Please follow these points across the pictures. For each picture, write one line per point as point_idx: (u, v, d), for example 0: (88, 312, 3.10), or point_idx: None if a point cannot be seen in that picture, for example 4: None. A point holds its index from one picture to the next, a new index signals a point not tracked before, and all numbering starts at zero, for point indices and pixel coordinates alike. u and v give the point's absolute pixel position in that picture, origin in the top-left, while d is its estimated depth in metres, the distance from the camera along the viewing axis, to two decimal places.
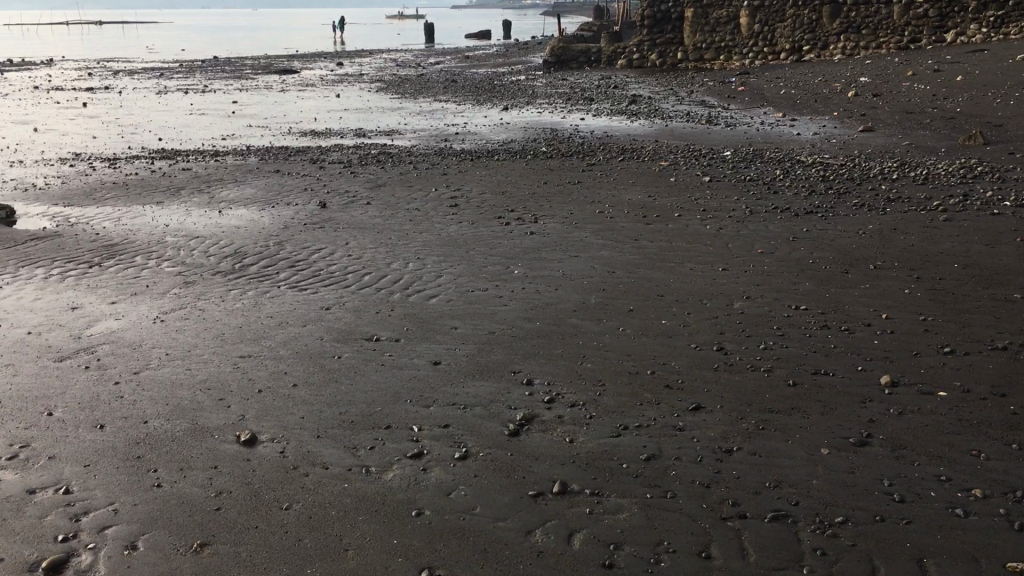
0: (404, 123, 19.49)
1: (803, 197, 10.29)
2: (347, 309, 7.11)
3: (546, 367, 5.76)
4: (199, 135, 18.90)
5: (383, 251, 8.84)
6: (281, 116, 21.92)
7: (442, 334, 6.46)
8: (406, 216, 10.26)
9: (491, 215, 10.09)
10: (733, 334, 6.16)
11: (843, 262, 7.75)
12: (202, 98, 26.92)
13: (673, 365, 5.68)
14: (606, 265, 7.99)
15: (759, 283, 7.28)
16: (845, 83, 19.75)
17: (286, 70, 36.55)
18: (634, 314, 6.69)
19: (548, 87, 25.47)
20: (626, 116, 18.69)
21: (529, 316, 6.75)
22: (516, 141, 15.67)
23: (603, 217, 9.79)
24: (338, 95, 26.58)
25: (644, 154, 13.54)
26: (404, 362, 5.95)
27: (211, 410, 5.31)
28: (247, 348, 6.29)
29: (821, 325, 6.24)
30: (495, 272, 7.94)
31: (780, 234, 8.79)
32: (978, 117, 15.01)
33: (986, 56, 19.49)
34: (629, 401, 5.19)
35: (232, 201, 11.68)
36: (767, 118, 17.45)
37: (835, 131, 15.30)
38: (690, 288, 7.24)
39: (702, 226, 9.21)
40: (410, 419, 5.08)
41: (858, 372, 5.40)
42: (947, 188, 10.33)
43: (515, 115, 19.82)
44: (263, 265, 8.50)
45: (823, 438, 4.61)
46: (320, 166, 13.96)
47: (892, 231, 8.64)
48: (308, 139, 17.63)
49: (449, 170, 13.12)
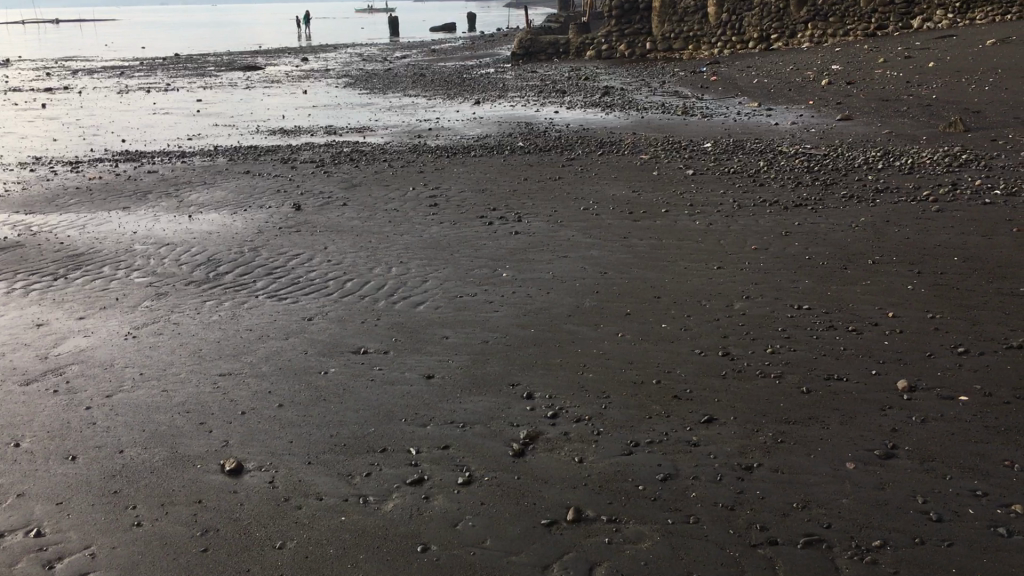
0: (375, 119, 19.10)
1: (790, 189, 10.09)
2: (330, 319, 6.77)
3: (546, 378, 5.47)
4: (164, 135, 18.37)
5: (363, 255, 8.50)
6: (248, 114, 21.43)
7: (433, 344, 6.15)
8: (385, 217, 9.92)
9: (473, 215, 9.78)
10: (738, 338, 5.91)
11: (840, 257, 7.53)
12: (164, 96, 26.28)
13: (679, 373, 5.41)
14: (597, 266, 7.73)
15: (757, 282, 7.04)
16: (819, 71, 19.59)
17: (250, 66, 35.87)
18: (632, 318, 6.42)
19: (519, 79, 25.15)
20: (600, 108, 18.41)
21: (522, 323, 6.45)
22: (491, 136, 15.35)
23: (589, 214, 9.51)
24: (305, 92, 26.06)
25: (623, 147, 13.29)
26: (396, 376, 5.63)
27: (191, 436, 4.96)
28: (228, 365, 5.95)
29: (827, 326, 6.01)
30: (483, 275, 7.64)
31: (773, 228, 8.58)
32: (954, 103, 14.92)
33: (956, 41, 19.46)
34: (638, 414, 4.92)
35: (202, 205, 11.27)
36: (743, 107, 17.28)
37: (813, 120, 15.14)
38: (686, 289, 6.98)
39: (692, 222, 8.97)
40: (407, 441, 4.77)
41: (873, 377, 5.18)
42: (935, 177, 10.17)
43: (488, 109, 19.47)
44: (239, 273, 8.13)
45: (847, 451, 4.36)
46: (292, 166, 13.57)
47: (886, 224, 8.45)
48: (277, 137, 17.19)
49: (425, 167, 12.78)
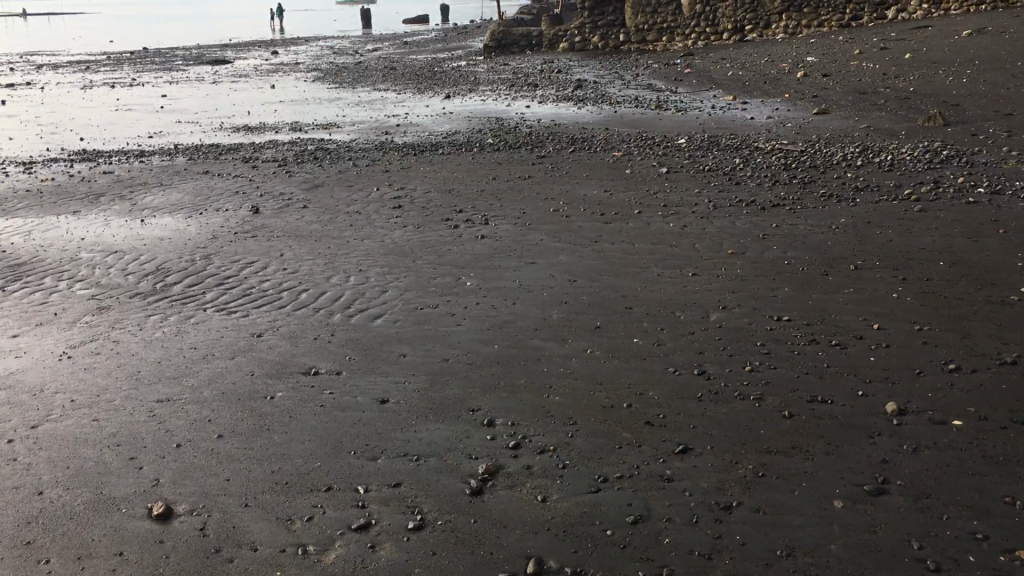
0: (342, 115, 18.59)
1: (767, 188, 9.76)
2: (281, 335, 6.34)
3: (509, 402, 5.07)
4: (123, 133, 17.78)
5: (321, 262, 8.07)
6: (212, 110, 20.84)
7: (389, 363, 5.73)
8: (346, 221, 9.49)
9: (439, 217, 9.36)
10: (713, 354, 5.55)
11: (820, 262, 7.19)
12: (127, 92, 25.60)
13: (652, 395, 5.04)
14: (567, 273, 7.34)
15: (734, 290, 6.68)
16: (794, 63, 19.29)
17: (218, 59, 35.15)
18: (601, 332, 6.04)
19: (491, 73, 24.68)
20: (573, 102, 18.00)
21: (485, 338, 6.05)
22: (461, 132, 14.92)
23: (559, 217, 9.12)
24: (273, 87, 25.48)
25: (596, 144, 12.92)
26: (347, 401, 5.21)
27: (118, 475, 4.52)
28: (167, 390, 5.50)
29: (809, 340, 5.66)
30: (446, 285, 7.23)
31: (750, 230, 8.22)
32: (932, 96, 14.66)
33: (932, 31, 19.24)
34: (607, 444, 4.54)
35: (156, 208, 10.77)
36: (718, 101, 16.95)
37: (790, 114, 14.83)
38: (659, 298, 6.61)
39: (665, 224, 8.60)
40: (355, 478, 4.36)
41: (860, 399, 4.83)
42: (915, 174, 9.87)
43: (458, 104, 19.01)
44: (188, 283, 7.67)
45: (835, 488, 4.01)
46: (253, 166, 13.06)
47: (866, 225, 8.12)
48: (241, 134, 16.65)
49: (390, 166, 12.34)
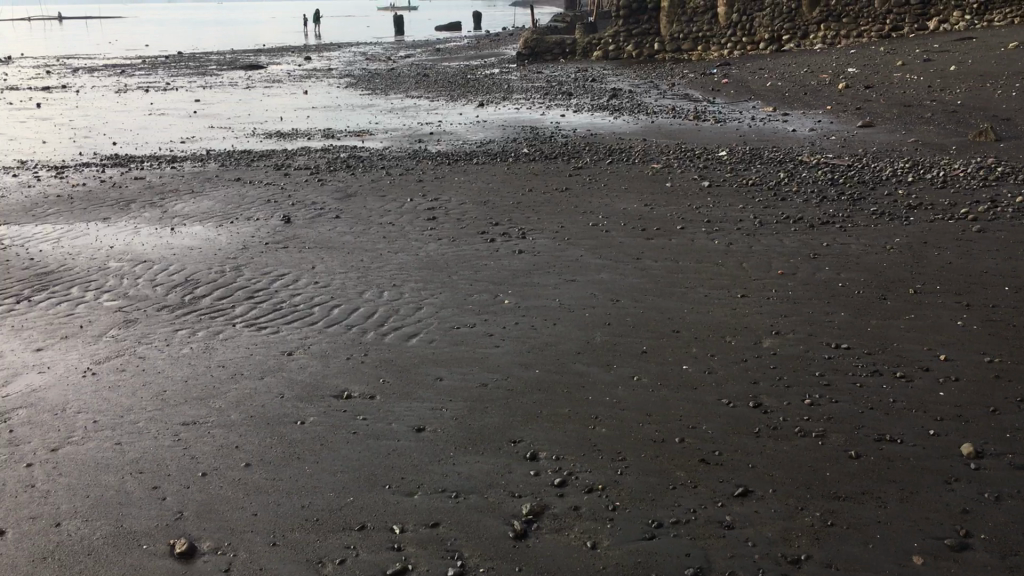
0: (374, 122, 18.41)
1: (815, 204, 9.39)
2: (312, 354, 6.09)
3: (552, 434, 4.78)
4: (156, 138, 17.71)
5: (353, 275, 7.82)
6: (245, 116, 20.77)
7: (424, 388, 5.45)
8: (379, 232, 9.25)
9: (474, 230, 9.10)
10: (769, 385, 5.22)
11: (877, 285, 6.83)
12: (160, 96, 25.62)
13: (706, 429, 4.73)
14: (609, 292, 7.04)
15: (787, 314, 6.34)
16: (834, 74, 18.85)
17: (251, 65, 35.19)
18: (648, 358, 5.73)
19: (524, 80, 24.44)
20: (608, 112, 17.68)
21: (525, 362, 5.76)
22: (495, 141, 14.66)
23: (598, 231, 8.83)
24: (305, 92, 25.40)
25: (634, 155, 12.60)
26: (381, 429, 4.94)
27: (140, 506, 4.28)
28: (194, 412, 5.27)
29: (871, 372, 5.31)
30: (482, 303, 6.96)
31: (800, 249, 7.88)
32: (981, 110, 14.21)
33: (977, 43, 18.72)
34: (660, 484, 4.23)
35: (187, 215, 10.60)
36: (757, 112, 16.59)
37: (833, 126, 14.44)
38: (708, 322, 6.29)
39: (710, 241, 8.27)
40: (390, 515, 4.08)
41: (932, 439, 4.49)
42: (970, 191, 9.46)
43: (492, 112, 18.76)
44: (217, 296, 7.46)
45: (914, 542, 3.68)
46: (285, 173, 12.89)
47: (922, 246, 7.74)
48: (273, 141, 16.52)
49: (424, 176, 12.10)
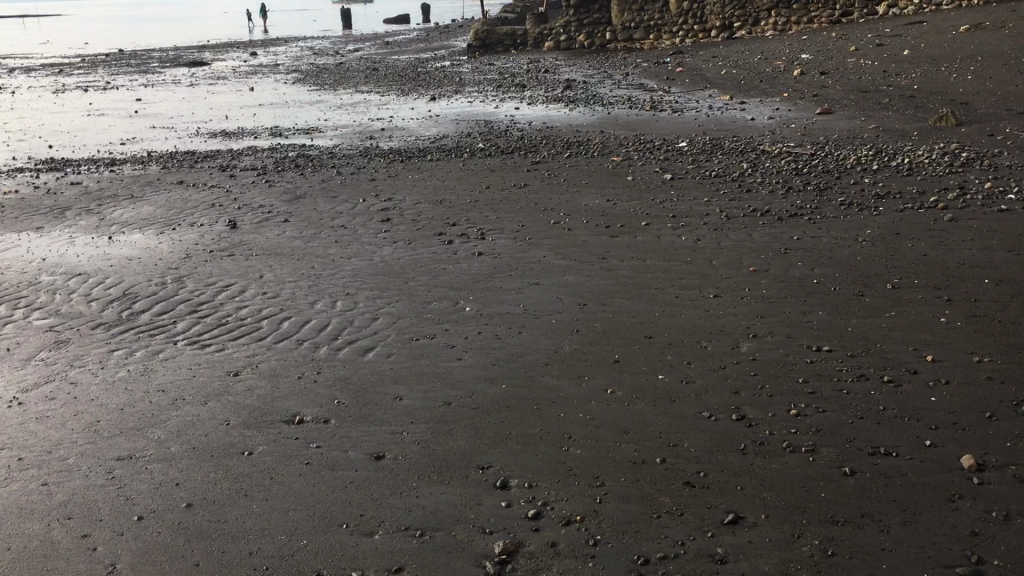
0: (323, 119, 17.87)
1: (781, 195, 9.13)
2: (261, 374, 5.65)
3: (523, 458, 4.41)
4: (94, 140, 16.99)
5: (303, 284, 7.37)
6: (188, 115, 20.07)
7: (383, 409, 5.05)
8: (331, 236, 8.81)
9: (431, 231, 8.70)
10: (751, 394, 4.91)
11: (853, 280, 6.56)
12: (99, 96, 24.72)
13: (688, 448, 4.40)
14: (575, 295, 6.68)
15: (763, 315, 6.04)
16: (788, 61, 18.68)
17: (195, 61, 34.27)
18: (620, 368, 5.39)
19: (477, 73, 23.99)
20: (563, 104, 17.31)
21: (490, 376, 5.39)
22: (449, 137, 14.24)
23: (560, 229, 8.48)
24: (252, 89, 24.68)
25: (592, 148, 12.27)
26: (338, 458, 4.53)
27: (69, 560, 3.84)
28: (131, 444, 4.82)
29: (857, 376, 5.02)
30: (442, 311, 6.56)
31: (770, 244, 7.59)
32: (937, 94, 14.12)
33: (928, 26, 18.71)
34: (644, 512, 3.89)
35: (126, 223, 10.04)
36: (715, 101, 16.36)
37: (791, 114, 14.26)
38: (680, 326, 5.96)
39: (677, 238, 7.96)
40: (350, 562, 3.69)
41: (929, 451, 4.20)
42: (936, 178, 9.27)
43: (444, 106, 18.30)
44: (157, 311, 6.97)
45: (923, 573, 3.38)
46: (230, 175, 12.34)
47: (895, 237, 7.50)
48: (218, 140, 15.91)
49: (376, 174, 11.64)
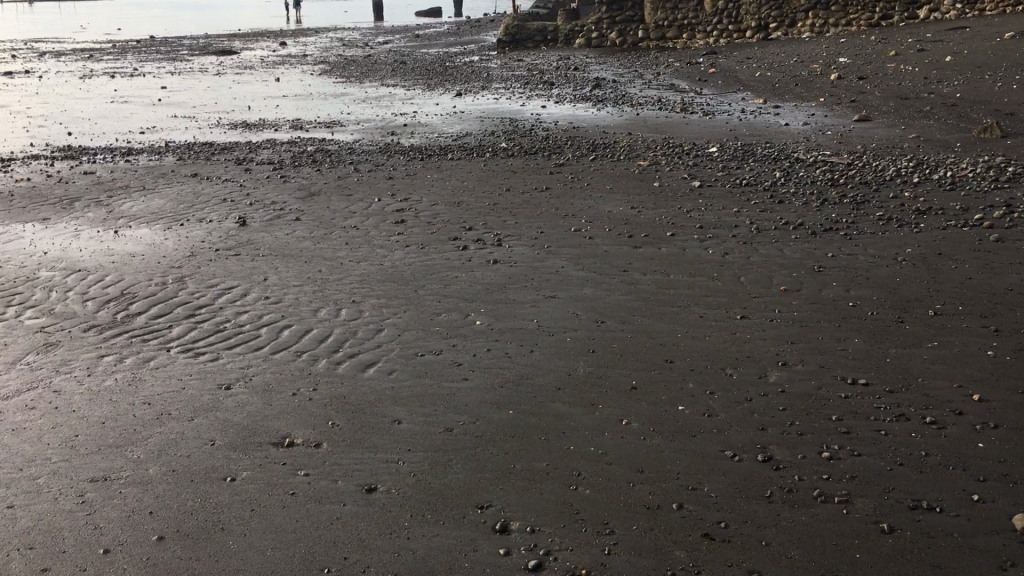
0: (346, 112, 17.54)
1: (816, 208, 8.68)
2: (254, 389, 5.31)
3: (526, 497, 4.04)
4: (115, 128, 16.76)
5: (308, 290, 7.03)
6: (211, 105, 19.83)
7: (379, 434, 4.69)
8: (342, 237, 8.48)
9: (447, 235, 8.34)
10: (780, 432, 4.49)
11: (892, 305, 6.11)
12: (126, 83, 24.60)
13: (708, 493, 4.00)
14: (593, 312, 6.28)
15: (794, 340, 5.61)
16: (825, 65, 18.10)
17: (224, 50, 34.11)
18: (637, 396, 4.98)
19: (504, 69, 23.59)
20: (591, 103, 16.87)
21: (496, 401, 5.00)
22: (472, 134, 13.87)
23: (581, 237, 8.09)
24: (277, 80, 24.41)
25: (618, 151, 11.85)
26: (326, 489, 4.17)
27: None
28: (109, 465, 4.48)
29: (896, 415, 4.59)
30: (451, 324, 6.19)
31: (803, 260, 7.15)
32: (981, 103, 13.56)
33: (971, 32, 18.08)
34: (657, 569, 3.50)
35: (135, 217, 9.76)
36: (747, 104, 15.88)
37: (826, 120, 13.75)
38: (704, 350, 5.55)
39: (703, 251, 7.53)
40: None
41: (977, 507, 3.78)
42: (981, 194, 8.77)
43: (470, 103, 17.91)
44: (153, 314, 6.65)
45: None
46: (246, 168, 12.04)
47: (937, 258, 7.03)
48: (238, 132, 15.63)
49: (394, 172, 11.30)
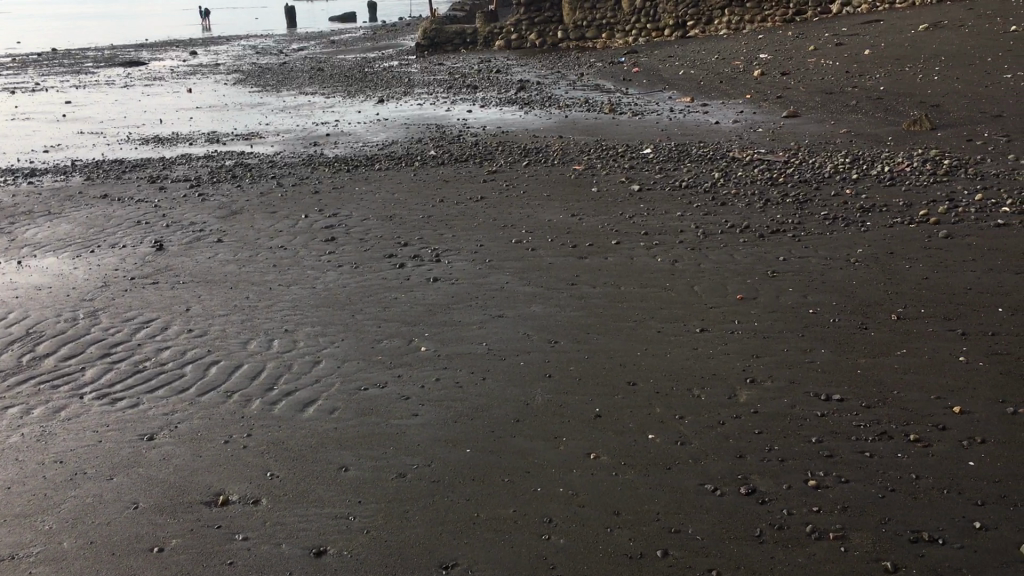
0: (265, 123, 16.88)
1: (759, 208, 8.48)
2: (181, 437, 4.80)
3: (495, 551, 3.66)
4: (17, 147, 15.80)
5: (236, 319, 6.50)
6: (120, 119, 18.92)
7: (326, 484, 4.24)
8: (269, 259, 7.95)
9: (383, 253, 7.88)
10: (761, 460, 4.18)
11: (853, 311, 5.89)
12: (26, 98, 23.38)
13: (694, 535, 3.66)
14: (544, 331, 5.92)
15: (759, 354, 5.34)
16: (747, 61, 18.10)
17: (133, 61, 32.85)
18: (603, 426, 4.63)
19: (426, 73, 23.12)
20: (518, 106, 16.53)
21: (452, 438, 4.60)
22: (399, 143, 13.40)
23: (523, 249, 7.73)
24: (190, 91, 23.48)
25: (551, 155, 11.54)
26: (269, 556, 3.71)
27: None
28: (16, 540, 3.94)
29: (878, 434, 4.34)
30: (394, 352, 5.75)
31: (756, 266, 6.91)
32: (905, 96, 13.63)
33: (886, 25, 18.26)
34: None
35: (41, 244, 9.05)
36: (675, 103, 15.75)
37: (756, 117, 13.67)
38: (667, 369, 5.24)
39: (651, 259, 7.25)
40: None
41: (981, 535, 3.52)
42: (922, 189, 8.68)
43: (393, 109, 17.40)
44: (64, 354, 6.07)
45: None
46: (161, 187, 11.38)
47: (889, 258, 6.86)
48: (151, 148, 14.85)
49: (320, 186, 10.77)
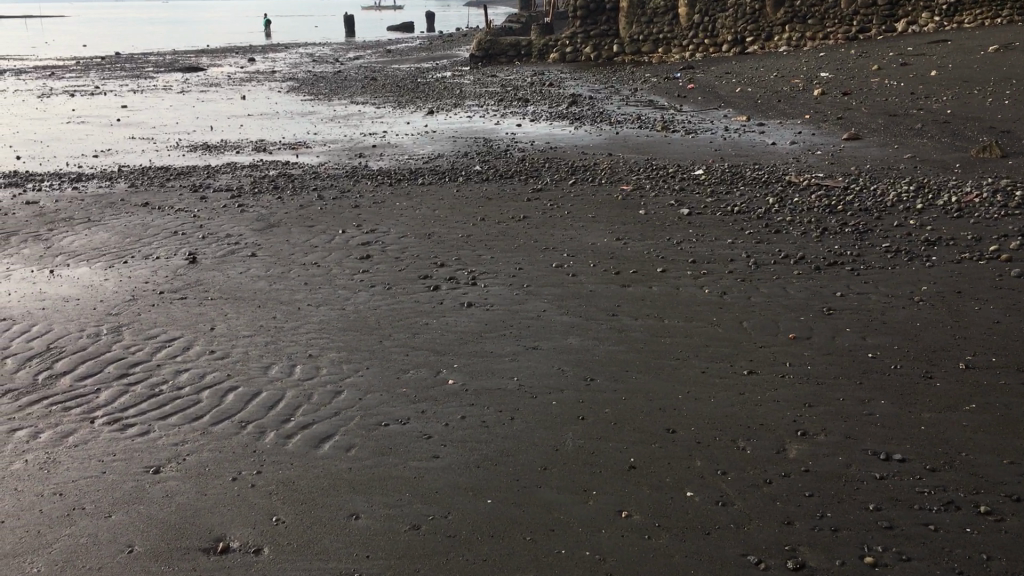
0: (313, 132, 16.74)
1: (816, 238, 8.00)
2: (187, 472, 4.52)
3: None
4: (69, 151, 15.87)
5: (259, 341, 6.24)
6: (172, 125, 18.95)
7: (335, 533, 3.93)
8: (301, 276, 7.70)
9: (417, 273, 7.59)
10: (812, 530, 3.76)
11: (916, 357, 5.42)
12: (85, 102, 23.67)
13: None
14: (580, 367, 5.55)
15: (811, 403, 4.91)
16: (807, 79, 17.54)
17: (192, 67, 33.18)
18: (637, 480, 4.25)
19: (478, 85, 22.90)
20: (568, 121, 16.16)
21: (472, 486, 4.25)
22: (444, 156, 13.13)
23: (563, 274, 7.37)
24: (244, 98, 23.54)
25: (598, 174, 11.15)
26: None
27: None
28: None
29: (944, 502, 3.89)
30: (420, 384, 5.43)
31: (811, 302, 6.46)
32: (974, 120, 12.99)
33: (954, 45, 17.55)
34: None
35: (76, 253, 8.92)
36: (729, 122, 15.27)
37: (814, 139, 13.14)
38: (710, 416, 4.83)
39: (698, 291, 6.83)
40: None
41: None
42: (991, 222, 8.13)
43: (442, 122, 17.15)
44: (80, 374, 5.85)
45: None
46: (202, 196, 11.23)
47: (957, 298, 6.36)
48: (198, 155, 14.78)
49: (361, 200, 10.53)
